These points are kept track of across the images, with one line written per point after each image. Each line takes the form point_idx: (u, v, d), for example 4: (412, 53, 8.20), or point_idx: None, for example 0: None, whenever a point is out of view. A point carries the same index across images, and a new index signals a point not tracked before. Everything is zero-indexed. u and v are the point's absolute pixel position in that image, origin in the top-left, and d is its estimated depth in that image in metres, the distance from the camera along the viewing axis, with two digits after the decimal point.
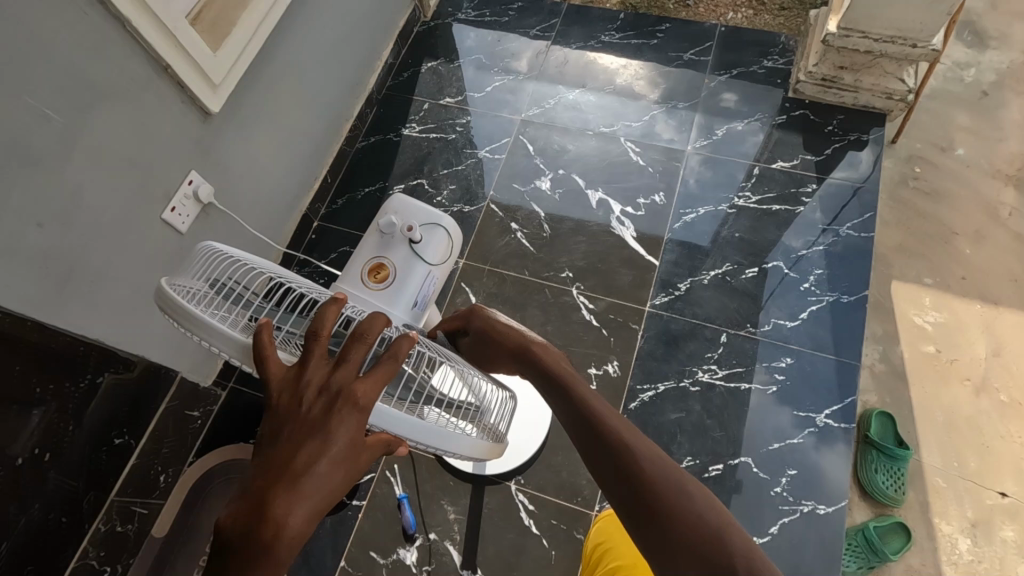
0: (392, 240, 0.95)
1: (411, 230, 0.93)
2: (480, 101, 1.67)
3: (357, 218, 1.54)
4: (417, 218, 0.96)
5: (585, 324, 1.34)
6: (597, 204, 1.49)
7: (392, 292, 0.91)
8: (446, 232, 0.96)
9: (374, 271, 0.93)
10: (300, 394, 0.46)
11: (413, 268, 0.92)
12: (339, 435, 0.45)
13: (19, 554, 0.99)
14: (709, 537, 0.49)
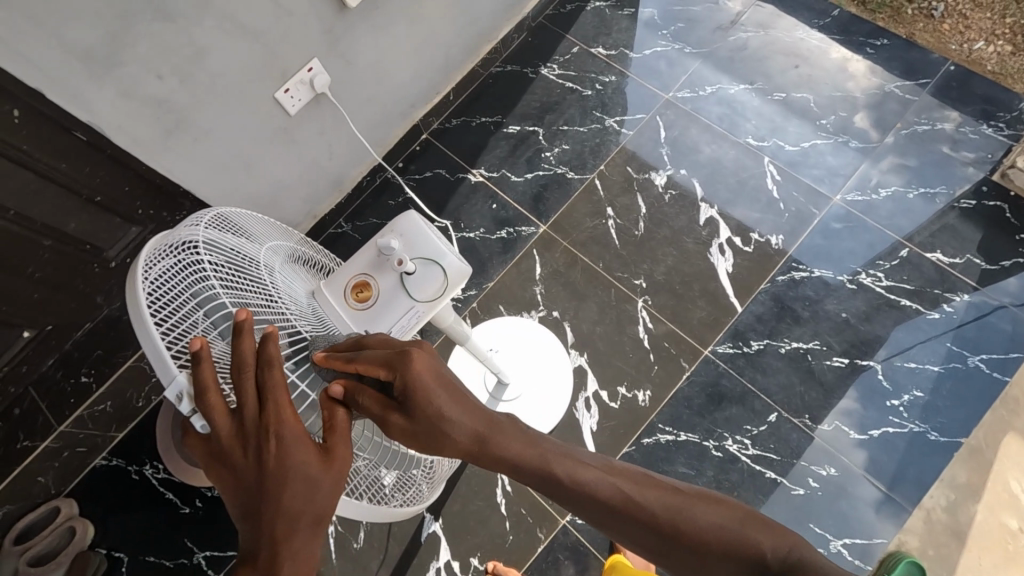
0: (383, 262, 0.76)
1: (405, 262, 0.74)
2: (634, 62, 1.51)
3: (462, 145, 1.50)
4: (421, 246, 0.77)
5: (634, 341, 1.26)
6: (703, 220, 1.34)
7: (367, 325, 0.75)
8: (449, 274, 0.76)
9: (355, 291, 0.75)
10: (243, 434, 0.49)
11: (396, 303, 0.75)
12: (286, 462, 0.48)
13: (95, 336, 1.26)
14: (732, 541, 0.50)
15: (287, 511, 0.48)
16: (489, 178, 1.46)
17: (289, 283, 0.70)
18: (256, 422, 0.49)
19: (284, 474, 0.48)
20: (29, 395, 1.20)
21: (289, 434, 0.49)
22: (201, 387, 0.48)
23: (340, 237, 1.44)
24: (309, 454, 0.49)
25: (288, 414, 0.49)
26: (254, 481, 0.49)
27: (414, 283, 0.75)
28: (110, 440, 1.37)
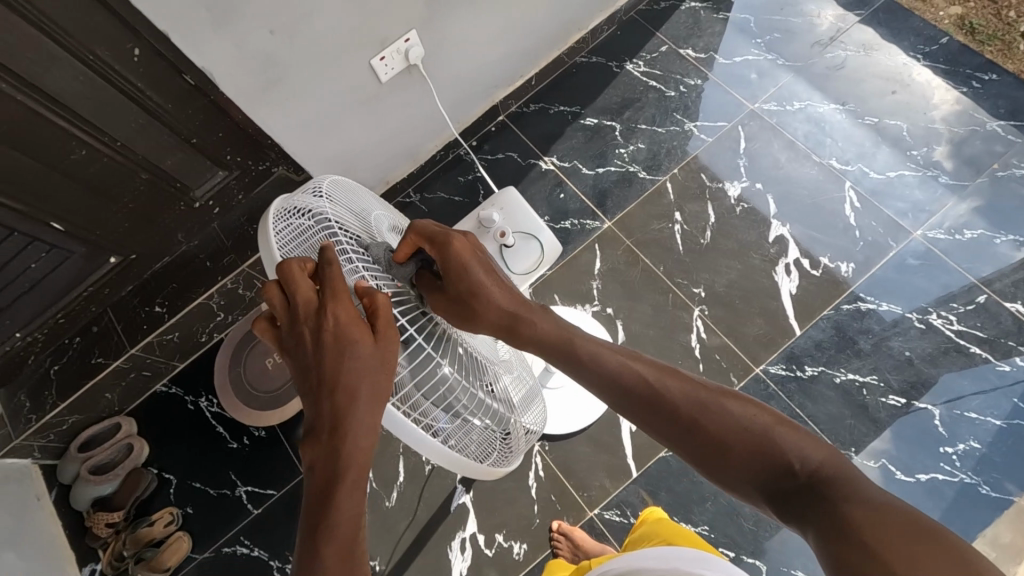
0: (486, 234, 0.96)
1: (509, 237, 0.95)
2: (723, 68, 1.48)
3: (538, 131, 1.51)
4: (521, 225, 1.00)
5: (685, 348, 1.26)
6: (772, 238, 1.31)
7: None
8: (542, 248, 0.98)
9: None
10: (298, 320, 0.50)
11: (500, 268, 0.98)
12: (341, 346, 0.48)
13: (170, 269, 1.33)
14: (755, 436, 0.51)
15: (345, 387, 0.48)
16: (560, 167, 1.47)
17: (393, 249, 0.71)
18: (311, 310, 0.50)
19: (336, 357, 0.48)
20: (107, 316, 1.29)
21: (341, 317, 0.49)
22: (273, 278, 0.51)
23: (408, 206, 1.48)
24: (360, 337, 0.49)
25: (339, 299, 0.49)
26: (312, 365, 0.49)
27: (516, 252, 0.98)
28: (172, 369, 1.46)
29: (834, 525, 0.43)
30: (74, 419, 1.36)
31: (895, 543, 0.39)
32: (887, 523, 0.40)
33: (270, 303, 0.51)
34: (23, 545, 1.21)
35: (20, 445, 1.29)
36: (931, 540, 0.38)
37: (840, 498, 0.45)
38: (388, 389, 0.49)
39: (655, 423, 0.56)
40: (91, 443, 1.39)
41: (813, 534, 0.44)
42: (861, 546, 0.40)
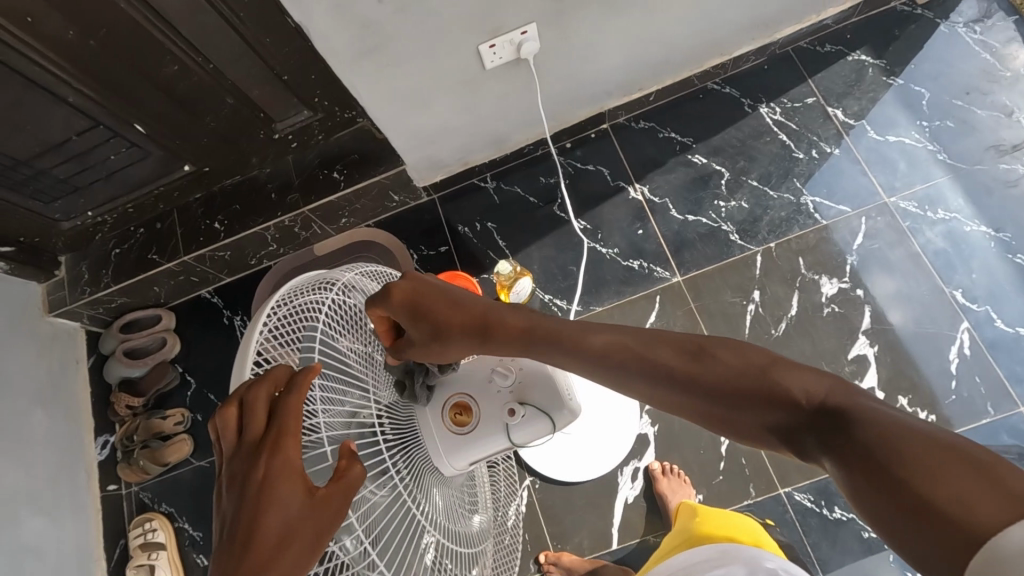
0: (491, 387, 0.66)
1: (518, 411, 0.64)
2: (869, 143, 1.28)
3: (638, 154, 1.37)
4: (536, 392, 0.64)
5: (712, 440, 1.17)
6: (852, 355, 1.16)
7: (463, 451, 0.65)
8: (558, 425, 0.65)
9: (455, 413, 0.65)
10: (242, 443, 0.46)
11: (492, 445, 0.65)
12: (273, 480, 0.43)
13: (238, 190, 1.35)
14: (764, 377, 0.49)
15: (262, 534, 0.41)
16: (649, 201, 1.34)
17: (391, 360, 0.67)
18: (258, 436, 0.45)
19: (260, 507, 0.42)
20: (171, 216, 1.38)
21: (279, 462, 0.44)
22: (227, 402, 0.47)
23: (480, 192, 1.42)
24: (297, 482, 0.44)
25: (286, 442, 0.44)
26: (234, 502, 0.43)
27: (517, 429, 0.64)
28: (218, 279, 1.48)
29: (857, 450, 0.42)
30: (122, 300, 1.42)
31: (921, 469, 0.38)
32: (914, 439, 0.40)
33: (225, 419, 0.47)
34: (53, 402, 1.32)
35: (72, 310, 1.39)
36: (963, 462, 0.37)
37: (859, 420, 0.43)
38: (307, 547, 0.43)
39: (675, 403, 0.53)
40: (133, 325, 1.47)
41: (840, 469, 0.43)
42: (890, 488, 0.39)
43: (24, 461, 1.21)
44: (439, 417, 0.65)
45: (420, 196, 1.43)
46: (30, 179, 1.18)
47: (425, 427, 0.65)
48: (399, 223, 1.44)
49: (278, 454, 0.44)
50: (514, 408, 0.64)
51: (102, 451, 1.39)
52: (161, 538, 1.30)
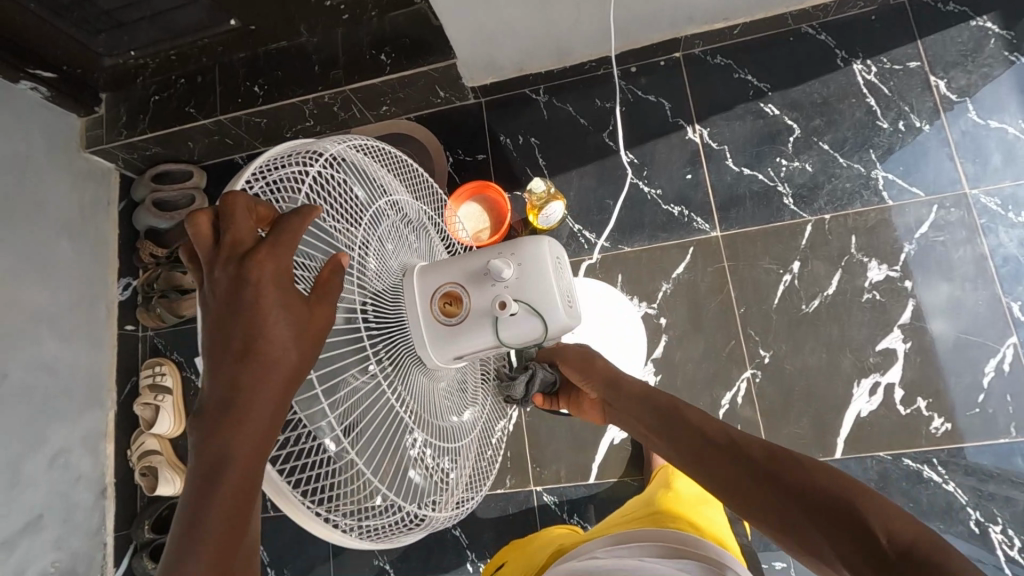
0: (486, 280, 0.58)
1: (509, 306, 0.56)
2: (966, 125, 1.15)
3: (707, 92, 1.27)
4: (533, 290, 0.57)
5: (712, 404, 1.14)
6: (880, 347, 1.10)
7: (450, 343, 0.58)
8: (550, 331, 0.58)
9: (446, 301, 0.58)
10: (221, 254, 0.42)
11: (479, 340, 0.58)
12: (265, 295, 0.41)
13: (283, 56, 1.31)
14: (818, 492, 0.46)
15: (261, 344, 0.41)
16: (705, 145, 1.25)
17: (393, 247, 0.60)
18: (243, 247, 0.42)
19: (255, 319, 0.41)
20: (213, 72, 1.34)
21: (272, 272, 0.42)
22: (202, 213, 0.43)
23: (528, 104, 1.34)
24: (290, 294, 0.43)
25: (279, 254, 0.42)
26: (222, 313, 0.41)
27: (506, 328, 0.57)
28: (252, 147, 1.45)
29: None
30: (156, 150, 1.42)
31: None
32: None
33: (198, 227, 0.43)
34: (81, 236, 1.35)
35: (107, 150, 1.40)
36: None
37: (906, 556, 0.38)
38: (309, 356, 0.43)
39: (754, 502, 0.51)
40: (164, 177, 1.47)
41: None
42: None
43: (49, 284, 1.26)
44: (429, 304, 0.59)
45: (466, 97, 1.36)
46: None
47: (413, 314, 0.59)
48: (440, 121, 1.38)
49: (266, 267, 0.41)
50: (503, 303, 0.56)
51: (123, 292, 1.44)
52: (168, 383, 1.35)
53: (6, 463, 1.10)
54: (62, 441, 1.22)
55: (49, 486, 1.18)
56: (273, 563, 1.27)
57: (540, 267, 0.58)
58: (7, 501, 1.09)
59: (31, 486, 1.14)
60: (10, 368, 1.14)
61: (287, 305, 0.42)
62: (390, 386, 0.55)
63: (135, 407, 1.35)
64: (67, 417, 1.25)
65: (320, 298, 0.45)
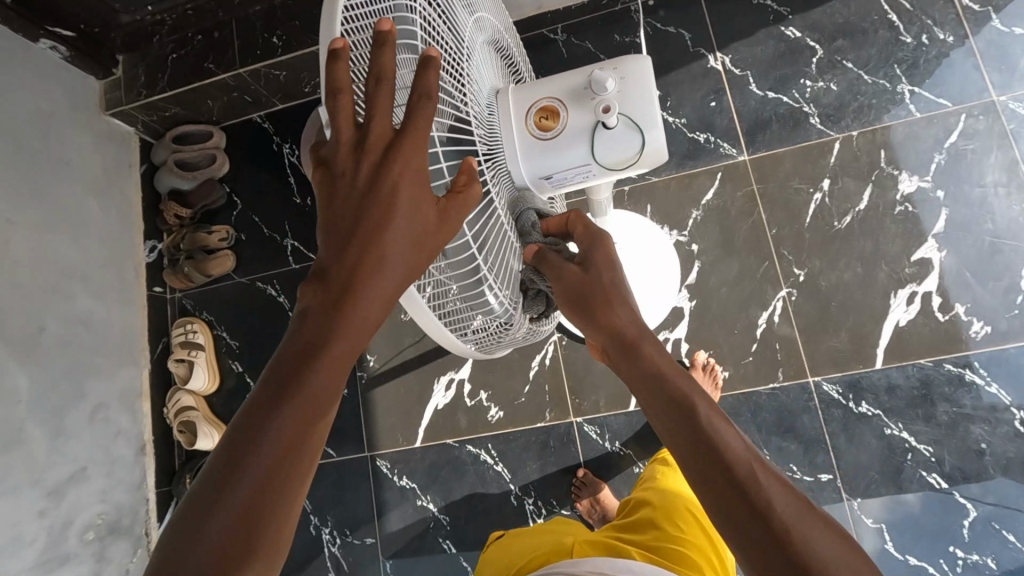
0: (584, 97, 0.57)
1: (614, 115, 0.55)
2: (992, 34, 1.15)
3: (726, 20, 1.27)
4: (633, 105, 0.57)
5: (748, 323, 1.14)
6: (915, 257, 1.10)
7: (546, 154, 0.56)
8: (647, 151, 0.58)
9: (542, 111, 0.56)
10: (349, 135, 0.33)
11: (577, 153, 0.57)
12: (394, 202, 0.32)
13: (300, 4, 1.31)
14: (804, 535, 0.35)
15: (372, 260, 0.32)
16: (728, 72, 1.25)
17: (482, 69, 0.55)
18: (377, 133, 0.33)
19: (377, 226, 0.32)
20: (230, 27, 1.34)
21: (405, 173, 0.33)
22: (335, 53, 0.33)
23: (548, 43, 1.34)
24: (420, 205, 0.33)
25: (416, 155, 0.33)
26: (343, 202, 0.33)
27: (606, 141, 0.56)
28: (271, 105, 1.46)
29: None
30: (177, 111, 1.42)
31: None
32: None
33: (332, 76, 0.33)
34: (107, 197, 1.36)
35: (127, 112, 1.40)
36: None
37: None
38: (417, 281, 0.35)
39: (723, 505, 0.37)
40: (184, 139, 1.47)
41: None
42: None
43: (80, 241, 1.27)
44: (524, 116, 0.56)
45: None
46: None
47: (505, 125, 0.56)
48: None
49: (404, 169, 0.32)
50: (606, 110, 0.55)
51: (150, 254, 1.44)
52: (201, 340, 1.36)
53: (49, 414, 1.12)
54: (100, 396, 1.24)
55: (91, 439, 1.20)
56: (316, 510, 1.29)
57: (638, 81, 0.57)
58: (52, 451, 1.12)
59: (74, 439, 1.17)
60: (47, 321, 1.16)
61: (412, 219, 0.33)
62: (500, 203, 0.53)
63: (169, 364, 1.35)
64: (104, 372, 1.26)
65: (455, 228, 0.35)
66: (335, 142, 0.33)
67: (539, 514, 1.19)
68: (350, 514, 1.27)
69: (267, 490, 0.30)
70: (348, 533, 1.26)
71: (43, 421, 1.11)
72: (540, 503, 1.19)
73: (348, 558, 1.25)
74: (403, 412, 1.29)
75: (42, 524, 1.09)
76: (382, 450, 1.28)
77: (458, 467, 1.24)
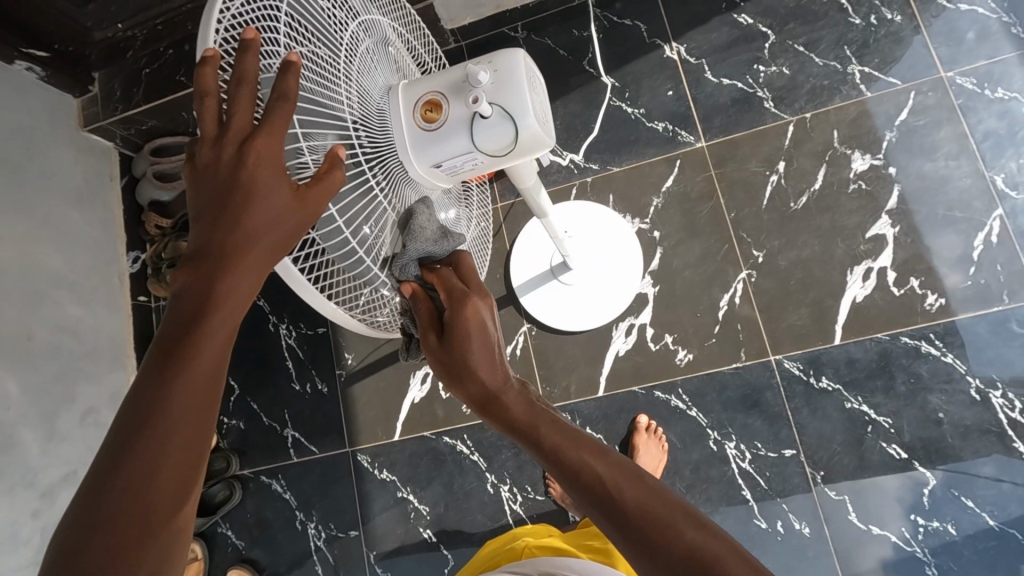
0: (465, 88, 0.57)
1: (479, 104, 0.54)
2: (938, 12, 1.17)
3: (681, 10, 1.29)
4: (507, 93, 0.55)
5: (711, 305, 1.17)
6: (870, 234, 1.12)
7: (427, 146, 0.57)
8: (522, 138, 0.56)
9: (425, 106, 0.57)
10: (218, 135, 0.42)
11: (453, 144, 0.56)
12: (254, 179, 0.40)
13: None
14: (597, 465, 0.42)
15: (242, 228, 0.40)
16: (684, 61, 1.27)
17: (372, 67, 0.59)
18: (239, 130, 0.42)
19: (242, 202, 0.40)
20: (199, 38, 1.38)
21: (265, 155, 0.41)
22: (205, 61, 0.43)
23: (508, 41, 1.37)
24: (280, 180, 0.41)
25: (273, 139, 0.42)
26: (216, 187, 0.41)
27: (481, 131, 0.55)
28: None
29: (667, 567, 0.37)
30: (153, 123, 1.46)
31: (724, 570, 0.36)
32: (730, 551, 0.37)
33: (202, 89, 0.42)
34: (91, 208, 1.40)
35: (105, 127, 1.44)
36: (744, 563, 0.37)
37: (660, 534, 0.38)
38: (290, 246, 0.43)
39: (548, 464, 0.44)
40: (163, 151, 1.50)
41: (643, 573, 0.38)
42: None
43: (66, 251, 1.31)
44: (412, 112, 0.58)
45: (447, 42, 1.39)
46: None
47: (396, 121, 0.58)
48: None
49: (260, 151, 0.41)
50: (474, 101, 0.54)
51: (134, 264, 1.48)
52: None
53: (40, 419, 1.16)
54: (89, 401, 1.28)
55: (82, 443, 1.24)
56: (301, 505, 1.32)
57: (514, 70, 0.56)
58: (44, 454, 1.16)
59: (65, 442, 1.21)
60: (35, 330, 1.19)
61: (275, 193, 0.41)
62: (387, 200, 0.57)
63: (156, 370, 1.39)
64: (93, 378, 1.30)
65: (314, 204, 0.43)
66: (204, 139, 0.42)
67: (516, 500, 1.22)
68: (334, 507, 1.30)
69: (165, 427, 0.37)
70: (332, 527, 1.29)
71: (33, 425, 1.15)
72: (516, 490, 1.23)
73: (334, 551, 1.28)
74: (381, 407, 1.32)
75: (37, 525, 1.13)
76: (362, 445, 1.32)
77: (437, 458, 1.27)
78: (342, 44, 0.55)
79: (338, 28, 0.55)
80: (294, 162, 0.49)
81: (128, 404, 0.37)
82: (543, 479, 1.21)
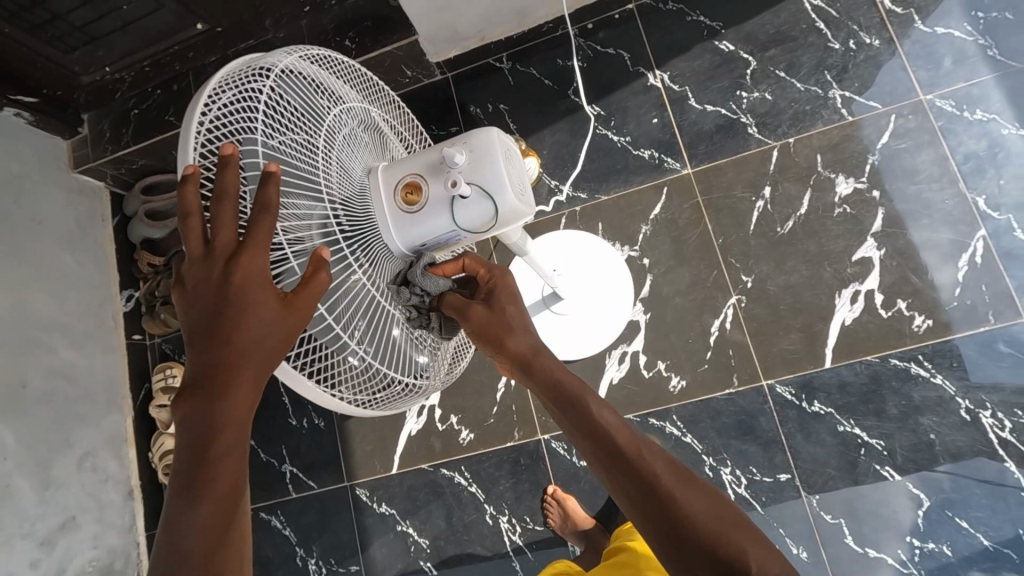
0: (442, 170, 0.65)
1: (460, 186, 0.62)
2: (915, 36, 1.19)
3: (663, 38, 1.31)
4: (482, 174, 0.64)
5: (702, 330, 1.18)
6: (856, 257, 1.13)
7: (410, 224, 0.64)
8: (500, 212, 0.65)
9: (405, 189, 0.65)
10: (207, 256, 0.46)
11: (436, 221, 0.64)
12: (247, 294, 0.45)
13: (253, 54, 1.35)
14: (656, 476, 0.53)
15: (240, 342, 0.45)
16: (668, 88, 1.29)
17: (351, 152, 0.65)
18: (227, 250, 0.46)
19: (238, 318, 0.45)
20: (187, 79, 1.40)
21: (255, 270, 0.46)
22: (185, 179, 0.47)
23: (494, 72, 1.38)
24: (270, 292, 0.46)
25: (259, 254, 0.46)
26: (210, 306, 0.46)
27: (462, 209, 0.64)
28: None
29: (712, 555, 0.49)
30: (143, 162, 1.46)
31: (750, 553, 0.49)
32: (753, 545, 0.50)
33: (188, 215, 0.47)
34: (82, 250, 1.40)
35: (95, 168, 1.44)
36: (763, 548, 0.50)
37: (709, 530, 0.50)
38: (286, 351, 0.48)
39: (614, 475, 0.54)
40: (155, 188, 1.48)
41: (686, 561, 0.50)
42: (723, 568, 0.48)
43: (59, 295, 1.31)
44: (392, 194, 0.65)
45: (433, 73, 1.40)
46: (48, 24, 1.26)
47: (377, 203, 0.65)
48: (410, 100, 1.42)
49: (249, 269, 0.46)
50: (453, 184, 0.63)
51: (127, 304, 1.47)
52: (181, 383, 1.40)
53: (36, 467, 1.17)
54: (86, 445, 1.28)
55: (80, 486, 1.25)
56: (301, 541, 1.32)
57: (486, 153, 0.65)
58: (41, 502, 1.16)
59: (63, 488, 1.21)
60: (29, 378, 1.20)
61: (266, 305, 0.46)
62: (371, 279, 0.63)
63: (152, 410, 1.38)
64: (89, 421, 1.30)
65: (302, 308, 0.48)
66: (193, 261, 0.46)
67: (515, 531, 1.22)
68: (334, 542, 1.30)
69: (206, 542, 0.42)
70: (333, 562, 1.29)
71: (29, 474, 1.15)
72: (515, 520, 1.23)
73: None
74: (378, 440, 1.33)
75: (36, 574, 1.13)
76: (360, 479, 1.32)
77: (435, 490, 1.28)
78: (322, 132, 0.61)
79: (318, 119, 0.61)
80: (282, 266, 0.56)
81: (166, 532, 0.42)
82: (541, 507, 1.21)
